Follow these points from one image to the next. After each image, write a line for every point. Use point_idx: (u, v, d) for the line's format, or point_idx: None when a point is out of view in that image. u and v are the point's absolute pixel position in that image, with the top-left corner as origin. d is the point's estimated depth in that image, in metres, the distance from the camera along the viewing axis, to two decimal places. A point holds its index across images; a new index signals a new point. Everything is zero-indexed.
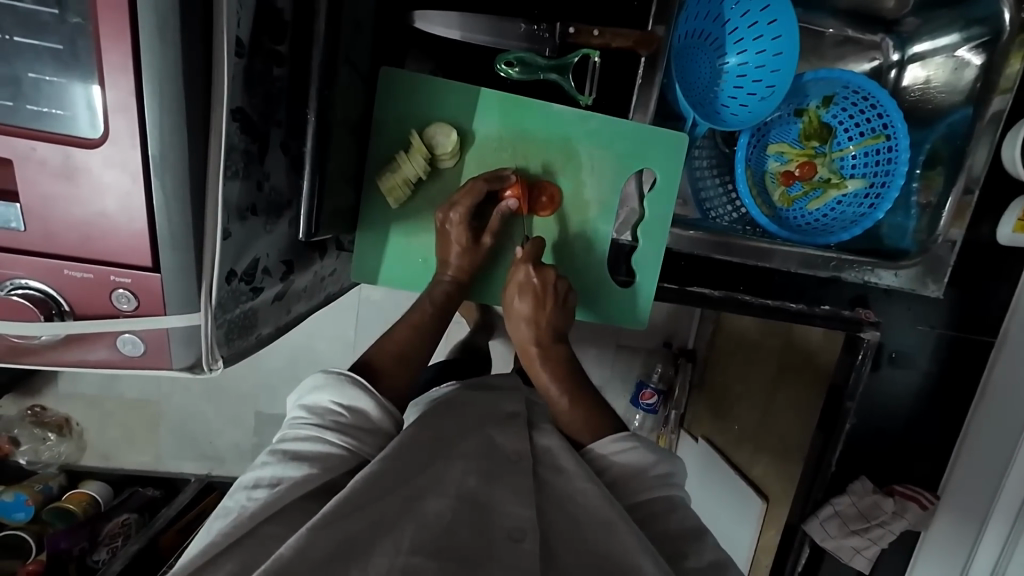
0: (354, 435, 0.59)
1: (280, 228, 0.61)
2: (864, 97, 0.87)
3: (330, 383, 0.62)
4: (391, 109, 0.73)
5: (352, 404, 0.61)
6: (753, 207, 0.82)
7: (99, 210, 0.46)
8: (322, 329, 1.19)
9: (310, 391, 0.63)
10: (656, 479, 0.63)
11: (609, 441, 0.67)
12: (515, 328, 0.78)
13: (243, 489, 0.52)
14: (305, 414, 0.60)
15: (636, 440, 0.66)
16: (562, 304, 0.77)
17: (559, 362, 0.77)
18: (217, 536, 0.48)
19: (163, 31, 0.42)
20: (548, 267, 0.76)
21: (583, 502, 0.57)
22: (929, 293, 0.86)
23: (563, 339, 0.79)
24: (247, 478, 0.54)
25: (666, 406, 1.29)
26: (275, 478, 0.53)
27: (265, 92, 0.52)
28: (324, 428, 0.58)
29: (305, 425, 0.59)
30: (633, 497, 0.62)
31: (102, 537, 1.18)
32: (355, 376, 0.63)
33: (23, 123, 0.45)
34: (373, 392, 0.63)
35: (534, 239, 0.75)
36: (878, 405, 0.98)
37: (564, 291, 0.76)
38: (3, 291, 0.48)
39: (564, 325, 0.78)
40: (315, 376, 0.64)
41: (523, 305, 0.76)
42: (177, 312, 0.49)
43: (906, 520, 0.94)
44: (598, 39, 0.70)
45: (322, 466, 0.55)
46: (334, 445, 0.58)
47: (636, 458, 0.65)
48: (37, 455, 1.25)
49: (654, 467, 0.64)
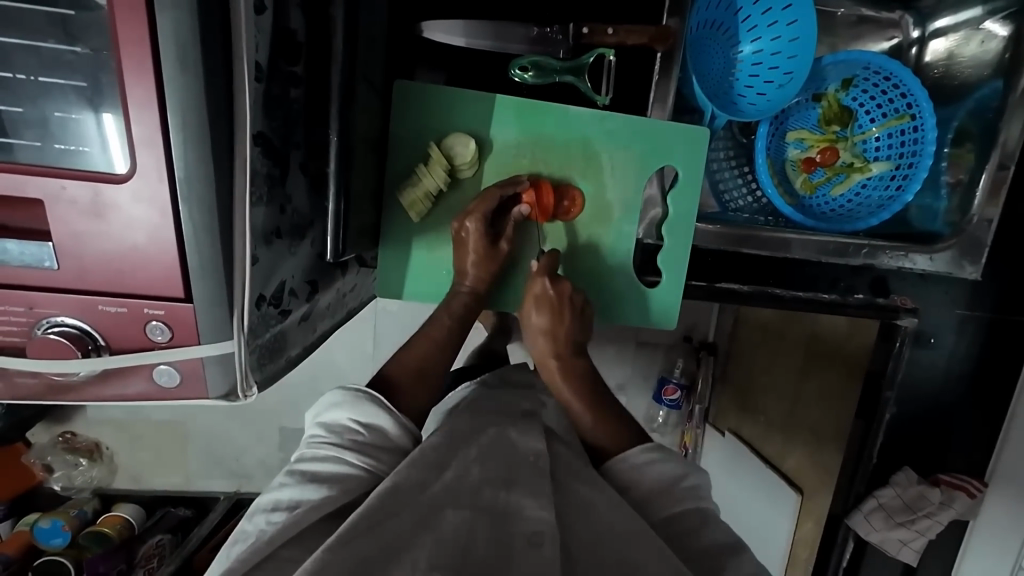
0: (373, 454, 0.58)
1: (303, 249, 0.60)
2: (886, 78, 0.84)
3: (348, 401, 0.61)
4: (408, 122, 0.72)
5: (370, 422, 0.61)
6: (777, 196, 0.81)
7: (130, 245, 0.46)
8: (342, 342, 1.19)
9: (329, 408, 0.62)
10: (687, 490, 0.61)
11: (627, 457, 0.65)
12: (532, 340, 0.78)
13: (261, 512, 0.52)
14: (323, 432, 0.60)
15: (662, 453, 0.64)
16: (580, 314, 0.76)
17: (579, 378, 0.76)
18: (235, 562, 0.48)
19: (185, 64, 0.42)
20: (564, 279, 0.76)
21: (608, 511, 0.55)
22: (966, 275, 0.84)
23: (582, 350, 0.79)
24: (265, 501, 0.53)
25: (689, 401, 1.26)
26: (293, 501, 0.53)
27: (284, 114, 0.52)
28: (343, 447, 0.57)
29: (323, 444, 0.58)
30: (662, 512, 0.60)
31: (138, 559, 1.21)
32: (374, 394, 0.62)
33: (53, 163, 0.45)
34: (391, 410, 0.62)
35: (549, 251, 0.76)
36: (919, 392, 0.94)
37: (581, 304, 0.76)
38: (40, 330, 0.48)
39: (582, 337, 0.77)
40: (332, 393, 0.63)
41: (541, 318, 0.76)
42: (210, 341, 0.49)
43: (953, 510, 0.90)
44: (613, 37, 0.68)
45: (341, 487, 0.55)
46: (352, 464, 0.57)
47: (664, 471, 0.63)
48: (70, 481, 1.28)
49: (687, 479, 0.62)
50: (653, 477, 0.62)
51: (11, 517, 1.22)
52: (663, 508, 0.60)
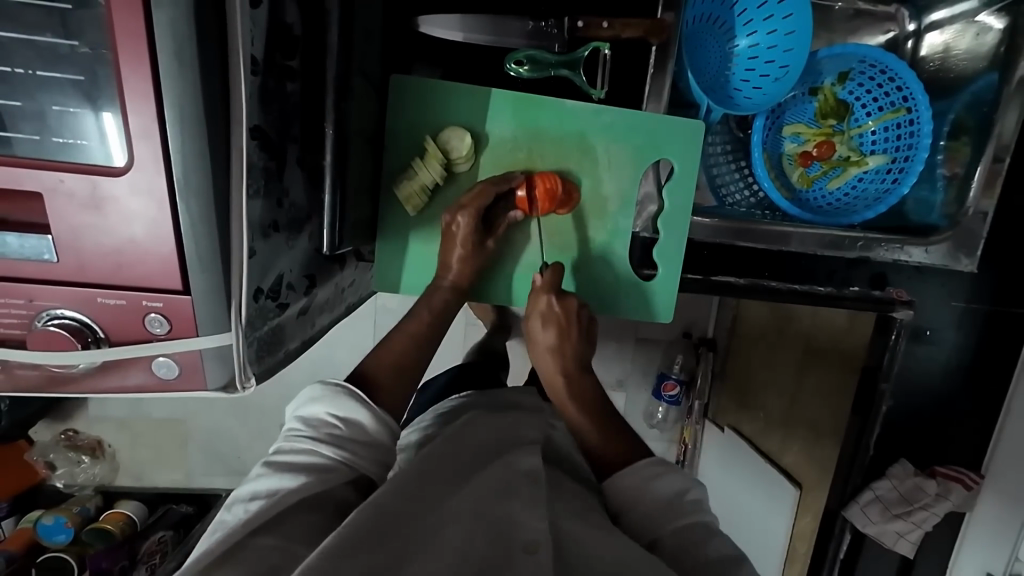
0: (350, 447, 0.59)
1: (301, 242, 0.61)
2: (881, 71, 0.85)
3: (326, 395, 0.62)
4: (405, 117, 0.73)
5: (348, 416, 0.61)
6: (773, 189, 0.81)
7: (127, 237, 0.47)
8: (341, 340, 1.20)
9: (307, 402, 0.62)
10: (690, 504, 0.61)
11: (632, 469, 0.64)
12: (538, 357, 0.78)
13: (240, 502, 0.52)
14: (300, 426, 0.60)
15: (667, 466, 0.64)
16: (586, 334, 0.78)
17: (585, 392, 0.76)
18: (212, 545, 0.48)
19: (181, 56, 0.42)
20: (570, 296, 0.77)
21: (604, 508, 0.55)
22: (963, 267, 0.84)
23: (588, 369, 0.79)
24: (243, 491, 0.53)
25: (688, 397, 1.27)
26: (270, 490, 0.53)
27: (280, 108, 0.52)
28: (319, 440, 0.58)
29: (299, 437, 0.58)
30: (656, 511, 0.60)
31: (141, 556, 1.19)
32: (351, 389, 0.62)
33: (51, 156, 0.46)
34: (368, 403, 0.62)
35: (552, 265, 0.77)
36: (917, 385, 0.94)
37: (587, 321, 0.78)
38: (40, 323, 0.49)
39: (587, 353, 0.79)
40: (311, 387, 0.63)
41: (547, 336, 0.77)
42: (209, 334, 0.50)
43: (950, 502, 0.90)
44: (608, 31, 0.68)
45: (318, 477, 0.55)
46: (329, 457, 0.57)
47: (669, 486, 0.62)
48: (73, 478, 1.29)
49: (689, 492, 0.62)
50: (659, 490, 0.61)
51: (14, 515, 1.22)
52: (673, 518, 0.59)
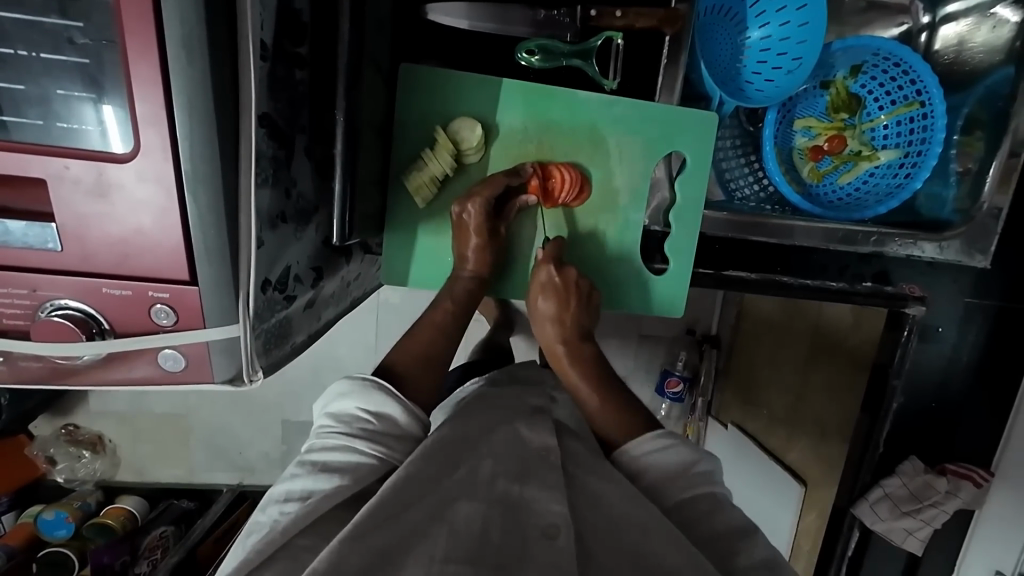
0: (384, 443, 0.58)
1: (308, 234, 0.59)
2: (895, 64, 0.84)
3: (356, 390, 0.61)
4: (414, 107, 0.72)
5: (379, 411, 0.60)
6: (784, 184, 0.80)
7: (135, 226, 0.46)
8: (344, 336, 1.19)
9: (336, 398, 0.61)
10: (698, 476, 0.60)
11: (638, 442, 0.64)
12: (540, 328, 0.77)
13: (275, 502, 0.52)
14: (332, 422, 0.59)
15: (674, 438, 0.63)
16: (587, 301, 0.76)
17: (588, 363, 0.76)
18: (250, 553, 0.48)
19: (190, 41, 0.41)
20: (569, 266, 0.75)
21: (616, 501, 0.55)
22: (975, 263, 0.83)
23: (589, 337, 0.78)
24: (277, 491, 0.53)
25: (692, 393, 1.26)
26: (306, 491, 0.52)
27: (289, 96, 0.51)
28: (353, 436, 0.57)
29: (333, 434, 0.57)
30: (672, 498, 0.59)
31: (142, 551, 1.20)
32: (382, 383, 0.61)
33: (55, 142, 0.45)
34: (399, 397, 0.61)
35: (554, 239, 0.75)
36: (925, 382, 0.93)
37: (587, 290, 0.76)
38: (44, 313, 0.48)
39: (588, 323, 0.77)
40: (339, 383, 0.62)
41: (548, 306, 0.75)
42: (216, 325, 0.49)
43: (959, 499, 0.90)
44: (621, 20, 0.67)
45: (353, 476, 0.54)
46: (364, 453, 0.56)
47: (676, 457, 0.62)
48: (74, 473, 1.27)
49: (697, 465, 0.61)
50: (665, 463, 0.61)
51: (14, 509, 1.22)
52: (683, 494, 0.59)
